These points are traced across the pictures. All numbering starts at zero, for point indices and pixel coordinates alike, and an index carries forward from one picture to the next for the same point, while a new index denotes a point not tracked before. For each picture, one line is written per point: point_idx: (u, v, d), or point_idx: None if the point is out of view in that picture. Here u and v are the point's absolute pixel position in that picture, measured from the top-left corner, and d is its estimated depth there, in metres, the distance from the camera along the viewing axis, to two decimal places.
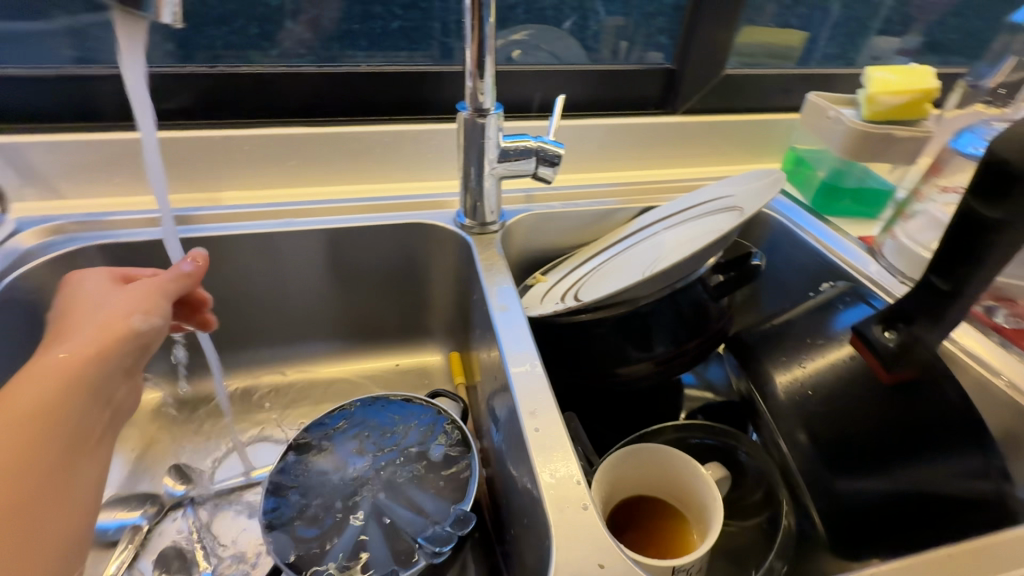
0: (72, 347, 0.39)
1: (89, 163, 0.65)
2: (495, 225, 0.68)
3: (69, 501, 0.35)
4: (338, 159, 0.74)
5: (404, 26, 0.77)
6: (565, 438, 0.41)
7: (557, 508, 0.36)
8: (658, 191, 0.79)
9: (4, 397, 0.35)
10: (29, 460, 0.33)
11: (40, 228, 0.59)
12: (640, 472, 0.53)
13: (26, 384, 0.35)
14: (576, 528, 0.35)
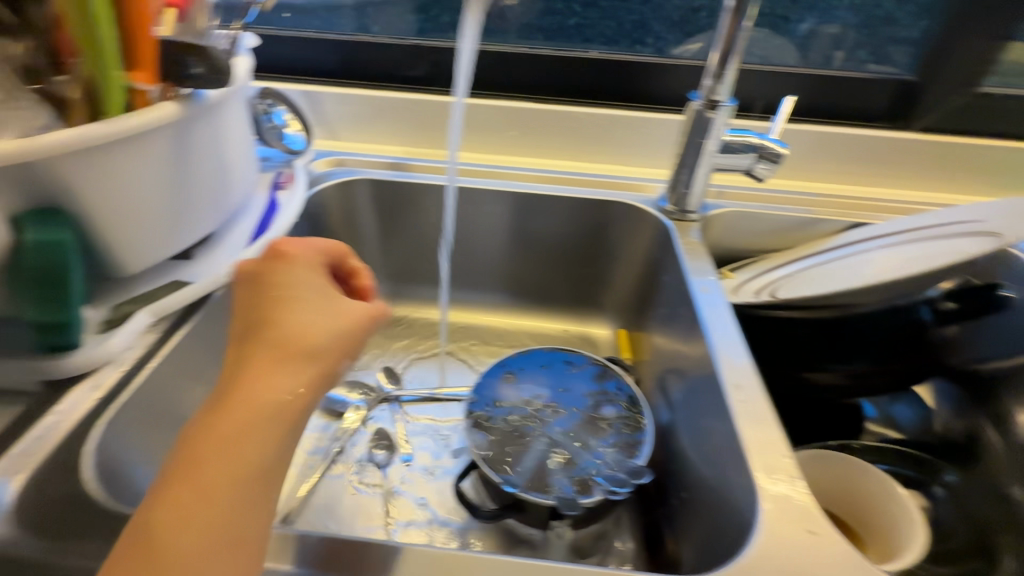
0: (301, 313, 0.36)
1: (361, 114, 0.80)
2: (694, 215, 0.70)
3: (246, 460, 0.30)
4: (553, 132, 0.81)
5: (631, 21, 0.82)
6: (772, 414, 0.43)
7: (768, 475, 0.39)
8: (873, 208, 0.74)
9: (247, 365, 0.33)
10: (254, 417, 0.31)
11: (329, 159, 0.76)
12: (821, 480, 0.52)
13: (252, 360, 0.33)
14: (784, 496, 0.37)
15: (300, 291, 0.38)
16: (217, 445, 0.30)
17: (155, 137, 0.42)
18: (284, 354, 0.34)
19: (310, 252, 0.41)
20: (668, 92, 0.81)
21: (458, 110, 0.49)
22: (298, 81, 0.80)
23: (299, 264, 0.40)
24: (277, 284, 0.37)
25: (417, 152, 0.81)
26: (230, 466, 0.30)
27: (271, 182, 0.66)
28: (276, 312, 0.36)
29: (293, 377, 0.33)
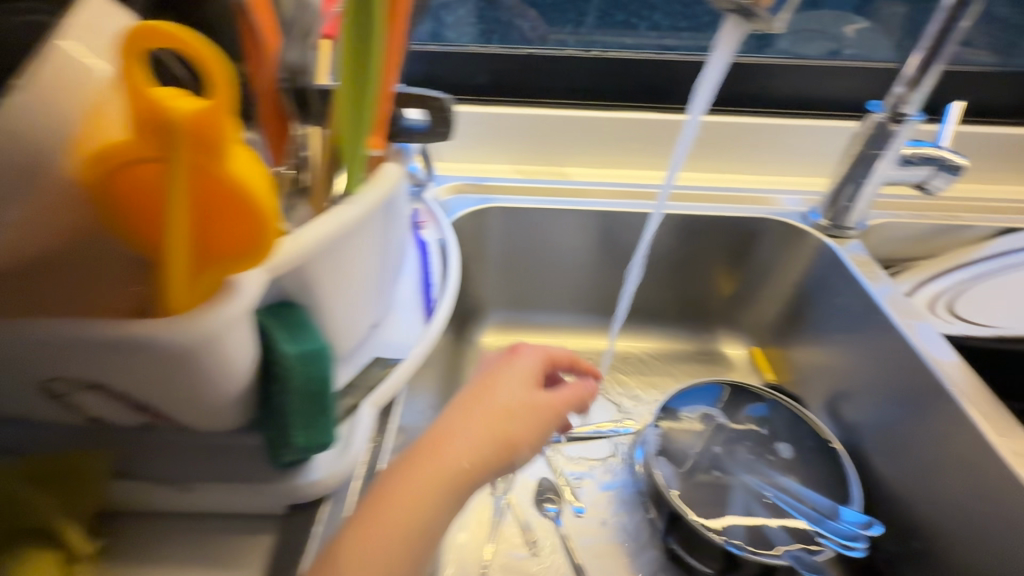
0: (511, 397, 0.34)
1: (474, 133, 0.74)
2: (853, 230, 0.66)
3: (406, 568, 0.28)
4: (678, 145, 0.75)
5: None
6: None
7: None
8: (1010, 211, 0.71)
9: (440, 443, 0.31)
10: (429, 502, 0.29)
11: (449, 186, 0.70)
12: None
13: (456, 442, 0.31)
14: None
15: (502, 391, 0.35)
16: (381, 530, 0.28)
17: (384, 206, 0.37)
18: (455, 454, 0.31)
19: (535, 358, 0.38)
20: (795, 95, 0.75)
21: (689, 136, 0.44)
22: None
23: (517, 367, 0.37)
24: (488, 377, 0.36)
25: (530, 170, 0.76)
26: (395, 537, 0.28)
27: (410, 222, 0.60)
28: (468, 403, 0.34)
29: (456, 468, 0.31)
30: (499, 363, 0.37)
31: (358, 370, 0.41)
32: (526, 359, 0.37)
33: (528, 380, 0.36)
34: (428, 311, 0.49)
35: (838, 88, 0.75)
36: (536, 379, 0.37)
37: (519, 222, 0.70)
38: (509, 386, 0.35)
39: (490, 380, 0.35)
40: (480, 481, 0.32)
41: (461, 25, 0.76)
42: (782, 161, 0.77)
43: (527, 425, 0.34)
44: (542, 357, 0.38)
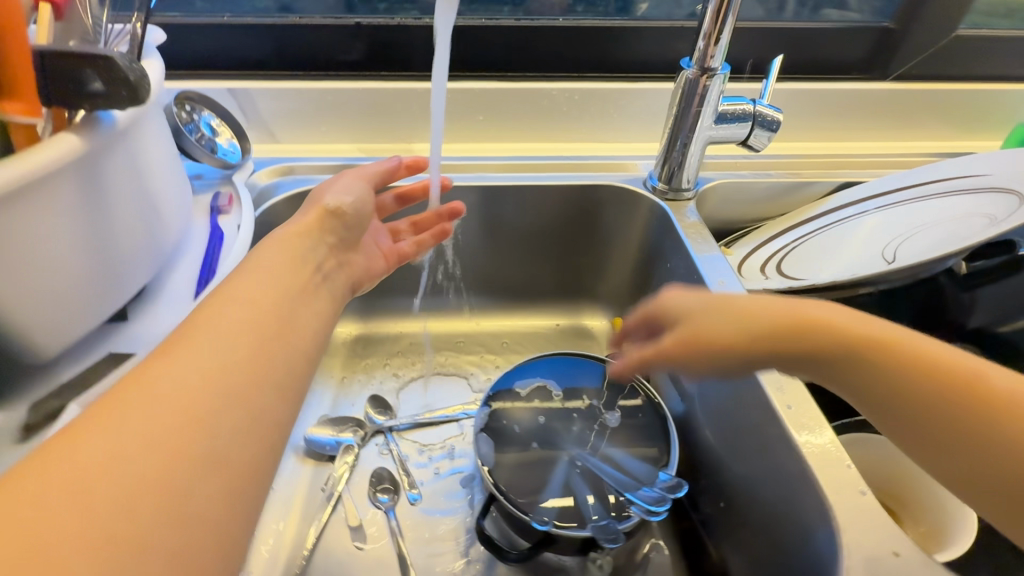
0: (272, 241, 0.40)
1: (308, 111, 0.71)
2: (689, 192, 0.66)
3: (203, 408, 0.27)
4: (525, 114, 0.73)
5: None
6: (820, 413, 0.42)
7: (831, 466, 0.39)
8: (849, 166, 0.71)
9: (205, 313, 0.32)
10: (213, 353, 0.30)
11: (273, 168, 0.66)
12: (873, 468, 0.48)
13: (218, 299, 0.33)
14: (856, 515, 0.36)
15: (264, 256, 0.39)
16: (141, 397, 0.26)
17: (50, 186, 0.33)
18: (218, 312, 0.32)
19: (353, 177, 0.52)
20: (641, 58, 0.74)
21: (440, 98, 0.42)
22: (228, 77, 0.70)
23: (340, 181, 0.51)
24: (308, 208, 0.46)
25: (373, 148, 0.74)
26: (228, 335, 0.31)
27: (209, 207, 0.56)
28: (251, 256, 0.38)
29: (292, 256, 0.40)
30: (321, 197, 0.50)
31: (87, 366, 0.39)
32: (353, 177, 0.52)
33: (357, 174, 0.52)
34: (198, 292, 0.46)
35: (684, 50, 0.73)
36: (374, 185, 0.52)
37: None
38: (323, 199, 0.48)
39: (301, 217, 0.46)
40: (297, 288, 0.37)
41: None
42: (634, 127, 0.75)
43: (317, 216, 0.44)
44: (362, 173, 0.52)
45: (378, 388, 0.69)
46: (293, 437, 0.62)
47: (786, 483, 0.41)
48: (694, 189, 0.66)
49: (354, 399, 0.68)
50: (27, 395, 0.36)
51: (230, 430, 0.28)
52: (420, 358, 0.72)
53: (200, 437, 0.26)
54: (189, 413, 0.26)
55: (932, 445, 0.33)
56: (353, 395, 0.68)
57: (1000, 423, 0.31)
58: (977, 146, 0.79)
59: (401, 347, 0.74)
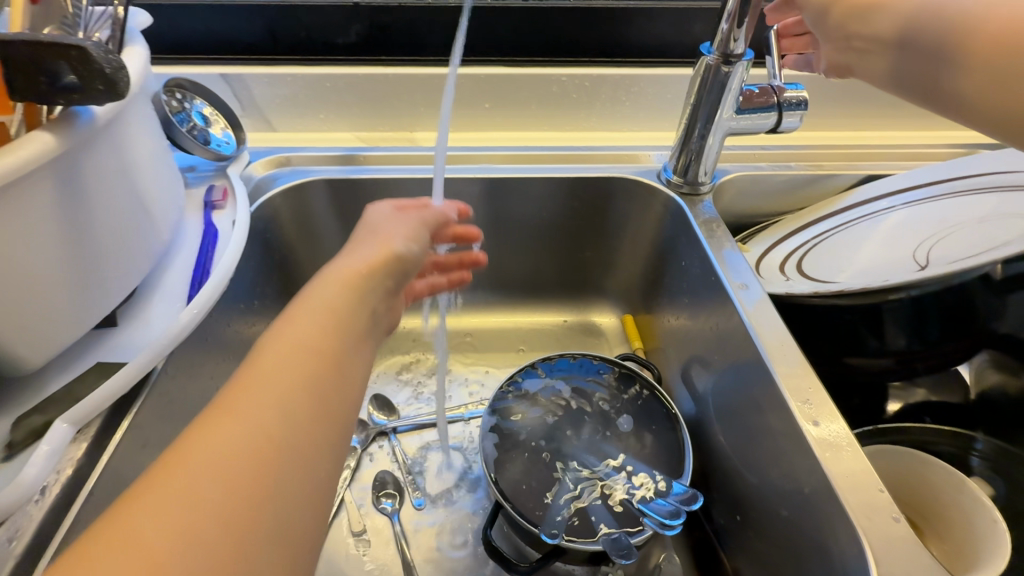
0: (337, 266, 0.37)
1: (305, 99, 0.67)
2: (705, 185, 0.63)
3: (284, 463, 0.25)
4: (532, 101, 0.69)
5: None
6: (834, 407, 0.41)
7: (859, 487, 0.37)
8: (871, 157, 0.68)
9: (272, 344, 0.30)
10: (287, 399, 0.27)
11: (269, 160, 0.64)
12: (899, 481, 0.46)
13: (289, 330, 0.30)
14: (890, 540, 0.34)
15: (323, 287, 0.34)
16: (210, 444, 0.25)
17: (21, 192, 0.31)
18: (288, 348, 0.29)
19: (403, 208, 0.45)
20: (655, 42, 0.70)
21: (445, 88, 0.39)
22: (220, 62, 0.66)
23: (385, 213, 0.44)
24: (356, 242, 0.40)
25: (373, 137, 0.70)
26: (277, 388, 0.28)
27: (202, 202, 0.53)
28: (308, 286, 0.35)
29: (333, 342, 0.31)
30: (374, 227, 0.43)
31: (74, 377, 0.37)
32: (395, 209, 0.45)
33: (414, 215, 0.44)
34: (192, 295, 0.44)
35: (701, 33, 0.69)
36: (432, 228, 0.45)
37: (351, 196, 0.65)
38: (371, 247, 0.39)
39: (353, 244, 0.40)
40: (358, 333, 0.33)
41: None
42: (645, 114, 0.72)
43: (372, 254, 0.38)
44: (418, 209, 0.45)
45: (381, 387, 0.67)
46: None
47: (812, 504, 0.39)
48: (711, 183, 0.63)
49: None
50: (11, 411, 0.35)
51: (292, 499, 0.25)
52: (423, 356, 0.70)
53: (259, 519, 0.23)
54: (260, 460, 0.25)
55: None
56: None
57: None
58: None
59: (404, 344, 0.72)
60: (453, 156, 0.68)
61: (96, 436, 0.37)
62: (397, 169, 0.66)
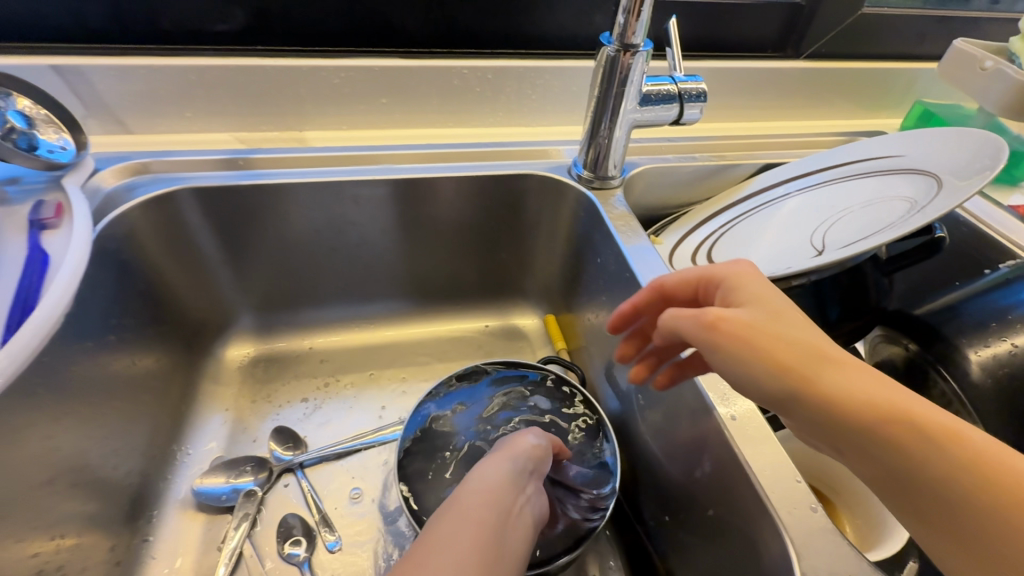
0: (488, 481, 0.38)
1: (166, 95, 0.58)
2: (615, 180, 0.62)
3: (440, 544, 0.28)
4: (434, 95, 0.65)
5: None
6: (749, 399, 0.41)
7: (779, 480, 0.36)
8: (767, 146, 0.71)
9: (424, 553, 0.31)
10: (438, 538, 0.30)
11: (122, 167, 0.54)
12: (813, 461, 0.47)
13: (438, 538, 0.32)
14: (811, 532, 0.34)
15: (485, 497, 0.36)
16: None
17: None
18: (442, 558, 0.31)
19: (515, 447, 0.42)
20: (557, 32, 0.68)
21: None
22: (51, 51, 0.55)
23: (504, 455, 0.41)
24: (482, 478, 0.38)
25: (257, 138, 0.62)
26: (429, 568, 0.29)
27: (26, 222, 0.44)
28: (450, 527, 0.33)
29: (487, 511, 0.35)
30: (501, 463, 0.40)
31: None
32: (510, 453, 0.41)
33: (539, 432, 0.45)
34: (8, 342, 0.36)
35: (602, 24, 0.68)
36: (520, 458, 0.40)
37: (231, 206, 0.57)
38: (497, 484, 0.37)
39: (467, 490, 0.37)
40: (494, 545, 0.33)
41: None
42: (553, 108, 0.70)
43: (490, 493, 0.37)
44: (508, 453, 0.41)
45: (284, 418, 0.60)
46: (177, 489, 0.52)
47: (733, 499, 0.38)
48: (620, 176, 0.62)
49: (256, 434, 0.58)
50: None
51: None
52: (332, 378, 0.64)
53: None
54: None
55: (939, 511, 0.26)
56: (253, 429, 0.59)
57: (923, 461, 0.26)
58: (877, 124, 0.82)
59: (310, 367, 0.65)
60: (349, 157, 0.62)
61: None
62: (284, 174, 0.58)
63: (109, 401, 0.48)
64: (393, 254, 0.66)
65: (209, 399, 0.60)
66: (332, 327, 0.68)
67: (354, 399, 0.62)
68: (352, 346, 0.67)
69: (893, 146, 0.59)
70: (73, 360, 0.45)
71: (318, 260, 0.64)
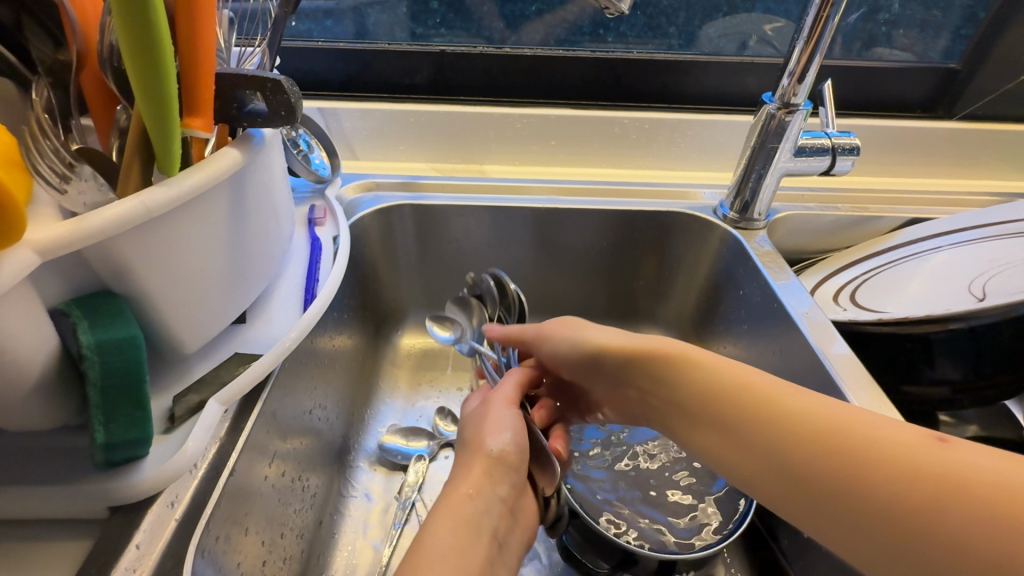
0: (471, 465, 0.43)
1: (390, 132, 0.74)
2: (759, 222, 0.67)
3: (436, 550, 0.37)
4: (596, 140, 0.76)
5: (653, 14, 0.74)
6: None
7: None
8: (915, 200, 0.73)
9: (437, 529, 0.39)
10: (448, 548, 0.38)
11: (358, 184, 0.70)
12: None
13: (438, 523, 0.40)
14: None
15: (470, 483, 0.42)
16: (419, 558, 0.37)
17: (210, 195, 0.35)
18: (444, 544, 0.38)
19: (493, 416, 0.46)
20: (709, 90, 0.76)
21: None
22: (318, 98, 0.74)
23: (483, 423, 0.46)
24: (471, 454, 0.44)
25: (448, 168, 0.77)
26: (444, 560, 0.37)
27: (306, 219, 0.59)
28: (440, 508, 0.41)
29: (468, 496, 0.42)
30: (478, 432, 0.45)
31: (216, 365, 0.40)
32: (490, 421, 0.46)
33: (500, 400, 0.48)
34: (306, 301, 0.48)
35: (752, 85, 0.76)
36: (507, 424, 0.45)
37: (428, 220, 0.71)
38: (473, 466, 0.43)
39: (457, 470, 0.44)
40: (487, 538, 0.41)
41: (363, 22, 0.73)
42: (699, 155, 0.77)
43: (478, 476, 0.43)
44: (489, 421, 0.46)
45: (444, 400, 0.70)
46: (366, 444, 0.64)
47: None
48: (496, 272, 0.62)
49: (422, 411, 0.69)
50: (167, 388, 0.38)
51: None
52: None
53: None
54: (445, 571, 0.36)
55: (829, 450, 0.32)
56: (420, 409, 0.69)
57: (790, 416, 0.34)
58: None
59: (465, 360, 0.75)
60: (521, 187, 0.73)
61: (236, 417, 0.41)
62: (470, 198, 0.71)
63: (334, 362, 0.61)
64: (544, 272, 0.76)
65: (388, 378, 0.72)
66: None
67: None
68: None
69: None
70: (322, 325, 0.58)
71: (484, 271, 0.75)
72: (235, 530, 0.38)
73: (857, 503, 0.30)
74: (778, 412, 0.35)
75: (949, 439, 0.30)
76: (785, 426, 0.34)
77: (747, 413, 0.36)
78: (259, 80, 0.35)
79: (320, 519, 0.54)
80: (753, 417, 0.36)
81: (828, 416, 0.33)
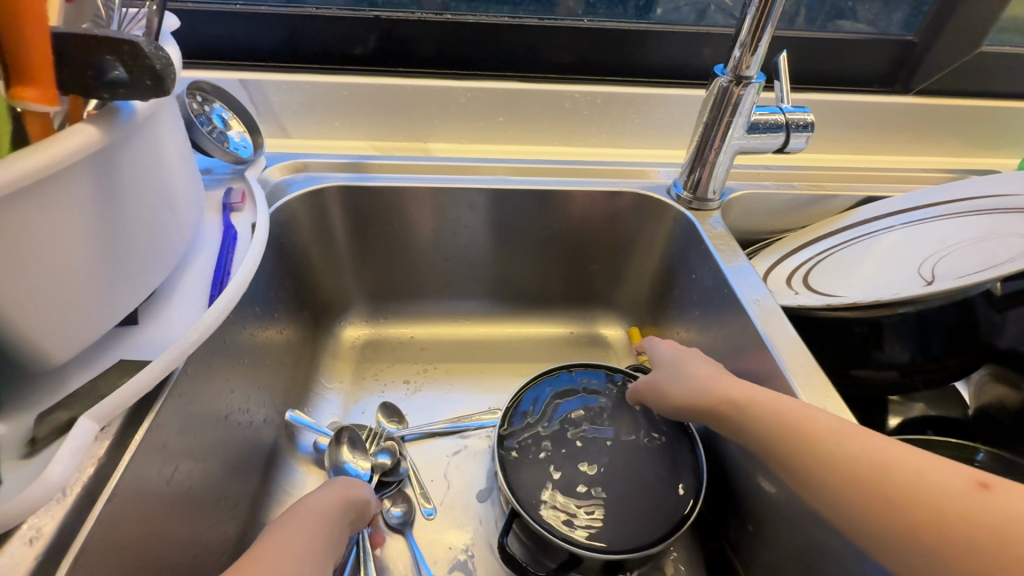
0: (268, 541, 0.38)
1: (321, 107, 0.68)
2: (713, 203, 0.65)
3: None
4: (545, 114, 0.71)
5: None
6: None
7: None
8: (869, 178, 0.71)
9: None
10: None
11: (286, 164, 0.64)
12: None
13: None
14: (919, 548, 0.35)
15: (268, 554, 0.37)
16: None
17: (61, 183, 0.30)
18: None
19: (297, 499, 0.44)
20: (665, 61, 0.72)
21: None
22: (240, 69, 0.67)
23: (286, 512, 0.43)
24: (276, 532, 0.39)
25: (389, 146, 0.71)
26: None
27: (221, 204, 0.53)
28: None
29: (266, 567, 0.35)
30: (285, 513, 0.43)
31: (94, 376, 0.36)
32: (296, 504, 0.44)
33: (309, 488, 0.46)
34: (213, 295, 0.43)
35: (708, 57, 0.72)
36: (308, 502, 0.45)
37: (365, 204, 0.66)
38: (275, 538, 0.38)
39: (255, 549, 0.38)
40: None
41: None
42: (654, 131, 0.74)
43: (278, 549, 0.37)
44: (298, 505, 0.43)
45: (388, 395, 0.66)
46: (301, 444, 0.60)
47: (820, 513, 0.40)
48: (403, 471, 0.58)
49: (364, 406, 0.66)
50: (33, 405, 0.34)
51: None
52: (430, 362, 0.70)
53: None
54: None
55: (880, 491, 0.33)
56: (361, 404, 0.65)
57: (850, 456, 0.35)
58: (991, 163, 0.79)
59: (411, 351, 0.71)
60: (464, 166, 0.69)
61: (119, 433, 0.36)
62: (408, 178, 0.66)
63: (262, 359, 0.56)
64: (493, 256, 0.72)
65: (327, 372, 0.67)
66: (432, 318, 0.74)
67: (448, 386, 0.68)
68: (447, 337, 0.73)
69: (1007, 187, 0.58)
70: (245, 320, 0.53)
71: (428, 257, 0.71)
72: (121, 560, 0.34)
73: (885, 533, 0.32)
74: (844, 452, 0.35)
75: (990, 483, 0.32)
76: (857, 457, 0.35)
77: (823, 442, 0.36)
78: (112, 43, 0.30)
79: (245, 530, 0.50)
80: (820, 446, 0.36)
81: (888, 461, 0.34)
